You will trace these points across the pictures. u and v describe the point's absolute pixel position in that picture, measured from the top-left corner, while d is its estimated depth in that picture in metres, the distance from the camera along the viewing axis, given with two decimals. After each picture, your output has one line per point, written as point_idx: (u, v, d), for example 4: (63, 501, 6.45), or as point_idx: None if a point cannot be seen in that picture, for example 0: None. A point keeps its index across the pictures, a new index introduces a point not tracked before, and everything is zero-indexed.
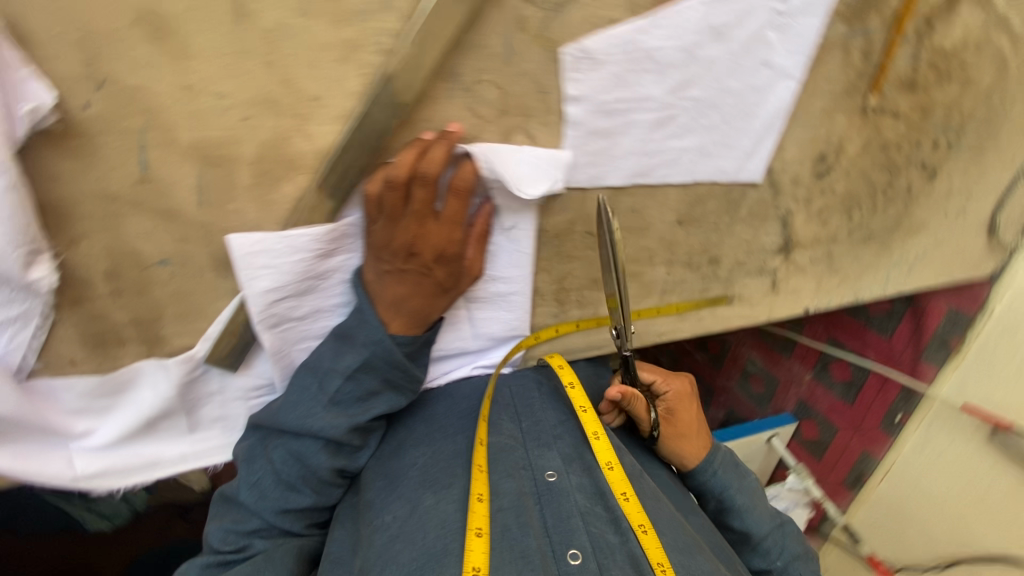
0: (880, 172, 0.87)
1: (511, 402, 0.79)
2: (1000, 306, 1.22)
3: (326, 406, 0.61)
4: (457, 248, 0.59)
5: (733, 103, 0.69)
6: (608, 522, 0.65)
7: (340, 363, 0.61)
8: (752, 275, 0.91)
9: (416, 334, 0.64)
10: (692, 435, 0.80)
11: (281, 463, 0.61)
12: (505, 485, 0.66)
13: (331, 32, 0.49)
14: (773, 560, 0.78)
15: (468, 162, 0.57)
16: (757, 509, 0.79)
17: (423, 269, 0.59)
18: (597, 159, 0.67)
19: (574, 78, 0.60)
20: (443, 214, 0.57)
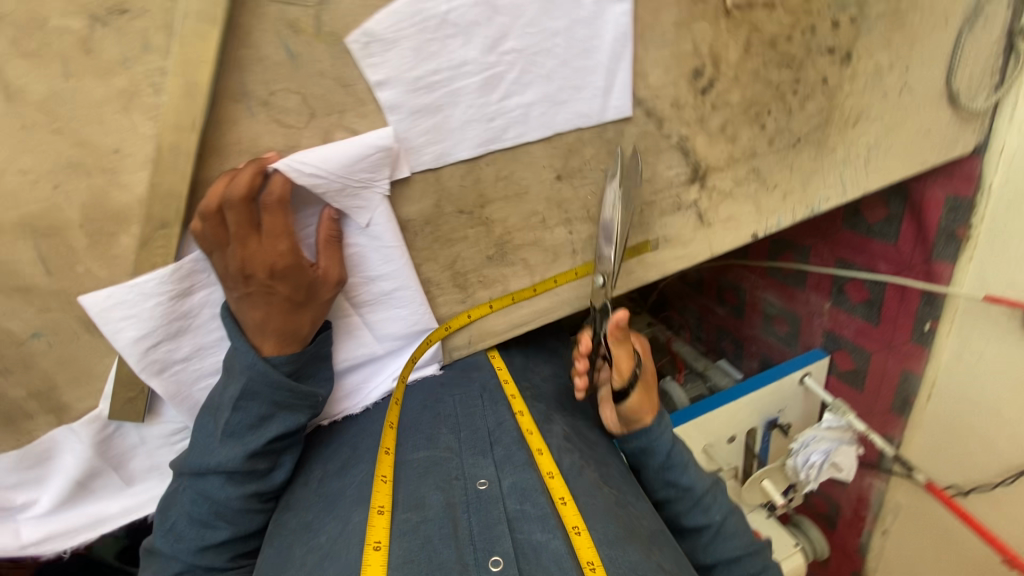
0: (780, 69, 0.80)
1: (454, 413, 0.80)
2: (997, 180, 1.08)
3: (220, 442, 0.66)
4: (289, 260, 0.61)
5: (564, 44, 0.66)
6: (538, 520, 0.65)
7: (225, 395, 0.66)
8: (671, 214, 0.85)
9: (294, 350, 0.67)
10: (653, 391, 0.84)
11: (191, 505, 0.68)
12: (432, 498, 0.67)
13: (103, 86, 0.52)
14: (715, 515, 0.81)
15: (279, 176, 0.59)
16: (697, 467, 0.83)
17: (264, 286, 0.62)
18: (434, 136, 0.65)
19: (371, 64, 0.59)
20: (265, 231, 0.60)
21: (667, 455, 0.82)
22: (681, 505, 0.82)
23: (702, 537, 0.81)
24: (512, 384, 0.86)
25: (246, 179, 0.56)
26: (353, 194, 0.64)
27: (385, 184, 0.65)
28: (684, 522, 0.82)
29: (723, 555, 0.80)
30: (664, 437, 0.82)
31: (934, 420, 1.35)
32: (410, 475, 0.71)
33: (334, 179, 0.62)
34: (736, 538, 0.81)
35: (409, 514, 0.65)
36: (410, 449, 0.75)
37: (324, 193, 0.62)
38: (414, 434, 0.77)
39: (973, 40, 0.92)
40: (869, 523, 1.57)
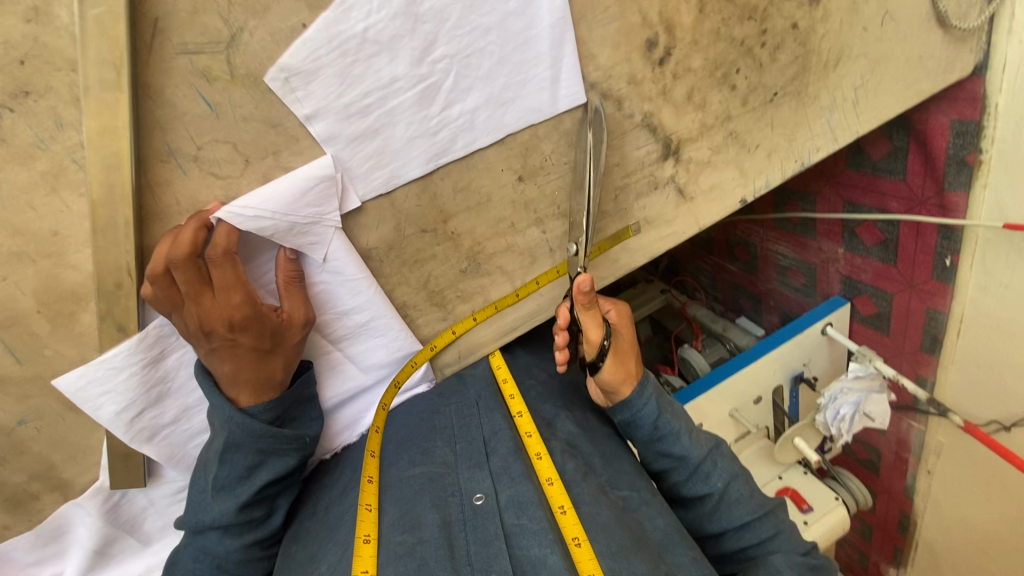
0: (742, 23, 0.74)
1: (450, 424, 0.77)
2: (1002, 97, 0.99)
3: (212, 496, 0.66)
4: (246, 312, 0.59)
5: (499, 39, 0.62)
6: (535, 534, 0.63)
7: (212, 451, 0.66)
8: (648, 194, 0.81)
9: (272, 397, 0.67)
10: (633, 361, 0.79)
11: (193, 563, 0.68)
12: (427, 517, 0.64)
13: (25, 172, 0.51)
14: (715, 481, 0.77)
15: (220, 228, 0.56)
16: (690, 432, 0.79)
17: (228, 340, 0.61)
18: (378, 161, 0.62)
19: (296, 99, 0.56)
20: (217, 286, 0.58)
21: (654, 425, 0.77)
22: (677, 473, 0.79)
23: (705, 505, 0.78)
24: (508, 385, 0.83)
25: (188, 237, 0.55)
26: (302, 230, 0.60)
27: (335, 216, 0.62)
28: (685, 491, 0.79)
29: (731, 520, 0.76)
30: (648, 407, 0.78)
31: (968, 358, 1.26)
32: (406, 492, 0.69)
33: (280, 219, 0.58)
34: (742, 502, 0.77)
35: (403, 536, 0.63)
36: (405, 466, 0.72)
37: (273, 235, 0.59)
38: (408, 450, 0.75)
39: None
40: (913, 464, 1.49)
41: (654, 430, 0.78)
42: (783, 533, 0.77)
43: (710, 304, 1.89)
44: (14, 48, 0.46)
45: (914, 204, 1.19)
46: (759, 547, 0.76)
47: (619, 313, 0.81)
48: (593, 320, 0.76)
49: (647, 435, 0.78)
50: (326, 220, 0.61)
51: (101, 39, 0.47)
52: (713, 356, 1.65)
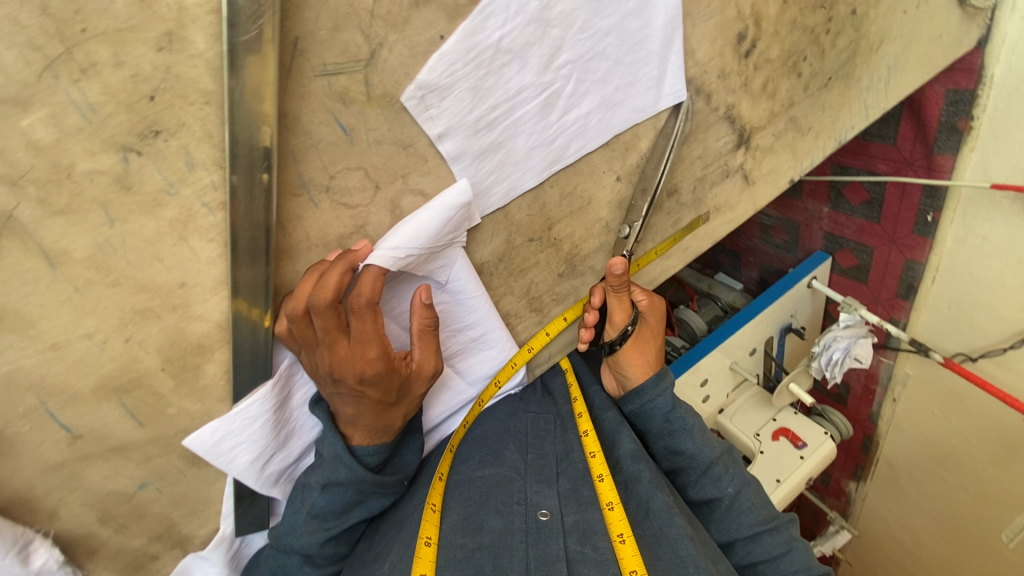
0: (815, 12, 0.75)
1: (523, 430, 0.76)
2: (999, 69, 1.08)
3: (307, 518, 0.63)
4: (378, 368, 0.55)
5: (614, 43, 0.60)
6: (597, 565, 0.61)
7: (312, 478, 0.62)
8: (719, 183, 0.83)
9: (382, 444, 0.63)
10: (650, 351, 0.80)
11: None
12: (491, 522, 0.63)
13: (154, 220, 0.44)
14: (727, 487, 0.77)
15: (369, 272, 0.52)
16: (704, 435, 0.79)
17: (354, 390, 0.56)
18: (498, 174, 0.60)
19: (430, 117, 0.52)
20: (355, 334, 0.53)
21: (665, 418, 0.78)
22: (686, 474, 0.79)
23: (715, 510, 0.78)
24: (580, 402, 0.81)
25: (335, 281, 0.50)
26: (438, 253, 0.58)
27: (461, 235, 0.60)
28: (692, 492, 0.79)
29: (736, 524, 0.77)
30: (661, 399, 0.77)
31: (940, 302, 1.37)
32: (472, 495, 0.67)
33: (425, 251, 0.56)
34: (750, 513, 0.77)
35: (463, 539, 0.62)
36: (476, 466, 0.71)
37: (409, 267, 0.57)
38: (480, 451, 0.73)
39: None
40: (880, 393, 1.59)
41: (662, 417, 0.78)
42: (793, 552, 0.76)
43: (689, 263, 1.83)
44: (144, 83, 0.40)
45: (903, 166, 1.27)
46: (769, 564, 0.76)
47: (650, 302, 0.80)
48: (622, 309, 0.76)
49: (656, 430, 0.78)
50: (455, 238, 0.59)
51: (248, 68, 0.41)
52: (708, 315, 1.54)
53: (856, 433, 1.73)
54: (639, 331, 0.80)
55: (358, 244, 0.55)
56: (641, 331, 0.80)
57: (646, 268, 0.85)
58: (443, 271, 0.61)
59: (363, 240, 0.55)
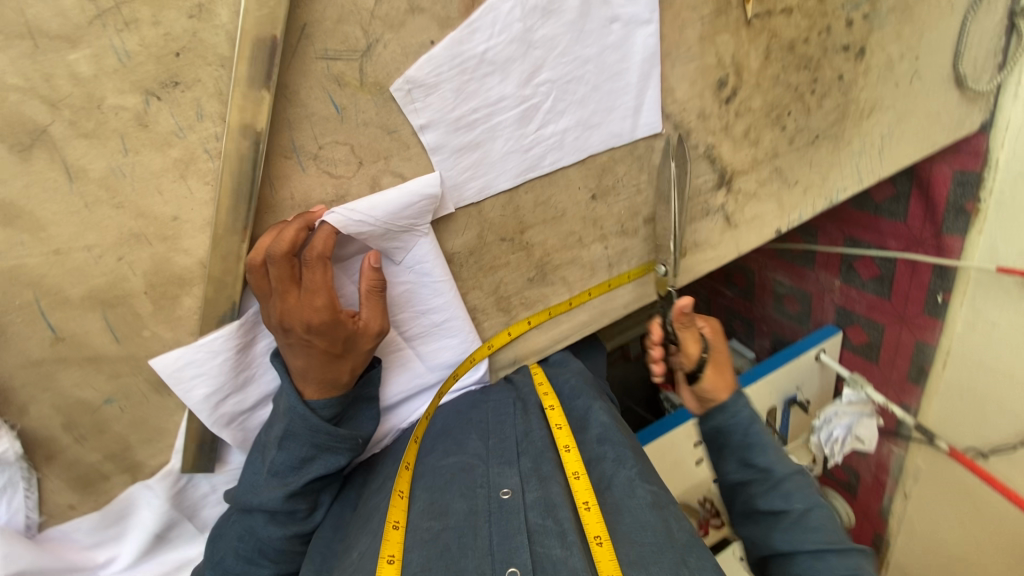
0: (799, 71, 0.81)
1: (483, 420, 0.77)
2: (1004, 154, 1.09)
3: (267, 477, 0.67)
4: (326, 317, 0.60)
5: (593, 70, 0.67)
6: (557, 535, 0.61)
7: (271, 434, 0.67)
8: (699, 220, 0.87)
9: (333, 398, 0.67)
10: (729, 373, 0.78)
11: (237, 541, 0.69)
12: (456, 505, 0.65)
13: (161, 157, 0.52)
14: (795, 502, 0.70)
15: (324, 230, 0.58)
16: (776, 449, 0.74)
17: (304, 339, 0.61)
18: (474, 172, 0.66)
19: (414, 109, 0.60)
20: (306, 285, 0.59)
21: (745, 433, 0.74)
22: (751, 488, 0.73)
23: (782, 526, 0.70)
24: (548, 393, 0.80)
25: (291, 235, 0.56)
26: (399, 232, 0.64)
27: (426, 223, 0.65)
28: (754, 507, 0.72)
29: (801, 542, 0.68)
30: (744, 413, 0.74)
31: (952, 388, 1.31)
32: (436, 482, 0.69)
33: (378, 226, 0.62)
34: (818, 531, 0.68)
35: (431, 522, 0.63)
36: (440, 455, 0.73)
37: (367, 239, 0.62)
38: (444, 441, 0.75)
39: (977, 29, 0.96)
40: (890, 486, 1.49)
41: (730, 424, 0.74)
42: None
43: None
44: (172, 41, 0.49)
45: (913, 243, 1.27)
46: None
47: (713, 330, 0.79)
48: (689, 337, 0.77)
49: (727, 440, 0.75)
50: (419, 224, 0.65)
51: (259, 41, 0.50)
52: None
53: (862, 526, 1.61)
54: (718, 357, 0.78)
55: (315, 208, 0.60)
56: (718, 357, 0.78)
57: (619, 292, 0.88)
58: (403, 250, 0.66)
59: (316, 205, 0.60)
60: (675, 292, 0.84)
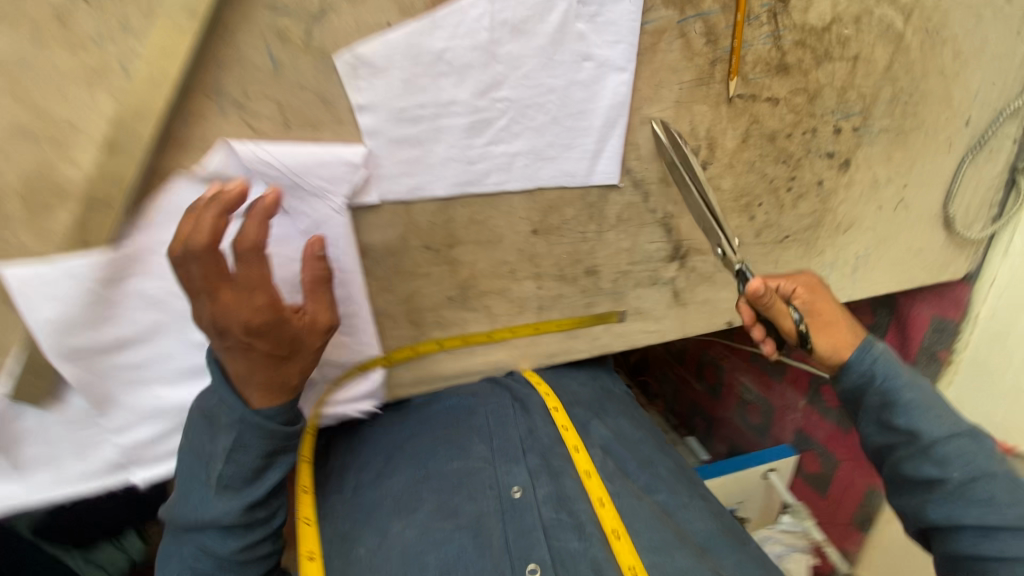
0: (776, 164, 0.79)
1: (483, 423, 0.78)
2: (985, 310, 1.04)
3: (216, 492, 0.61)
4: (267, 316, 0.56)
5: (556, 103, 0.65)
6: (573, 529, 0.68)
7: (216, 446, 0.61)
8: (644, 287, 0.83)
9: (284, 403, 0.63)
10: (840, 330, 0.75)
11: (189, 560, 0.62)
12: (463, 508, 0.69)
13: (71, 59, 0.50)
14: (953, 472, 0.68)
15: (251, 219, 0.54)
16: (929, 411, 0.71)
17: (243, 343, 0.57)
18: (409, 169, 0.63)
19: (356, 87, 0.57)
20: (239, 278, 0.55)
21: (882, 392, 0.72)
22: (899, 452, 0.72)
23: (935, 497, 0.69)
24: (551, 398, 0.82)
25: (209, 225, 0.52)
26: (309, 198, 0.60)
27: (342, 202, 0.61)
28: (904, 469, 0.72)
29: (960, 517, 0.67)
30: (895, 374, 0.73)
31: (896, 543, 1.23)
32: (443, 485, 0.72)
33: (285, 173, 0.58)
34: (992, 506, 0.66)
35: (444, 524, 0.67)
36: (440, 461, 0.74)
37: (271, 183, 0.59)
38: (446, 445, 0.76)
39: (971, 176, 0.94)
40: None
41: (887, 390, 0.72)
42: None
43: (664, 413, 1.74)
44: None
45: None
46: None
47: (806, 288, 0.77)
48: (784, 311, 0.70)
49: (878, 399, 0.73)
50: (334, 200, 0.61)
51: None
52: None
53: None
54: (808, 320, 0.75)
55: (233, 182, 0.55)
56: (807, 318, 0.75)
57: (545, 338, 0.83)
58: (308, 221, 0.62)
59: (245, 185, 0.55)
60: (745, 267, 0.69)
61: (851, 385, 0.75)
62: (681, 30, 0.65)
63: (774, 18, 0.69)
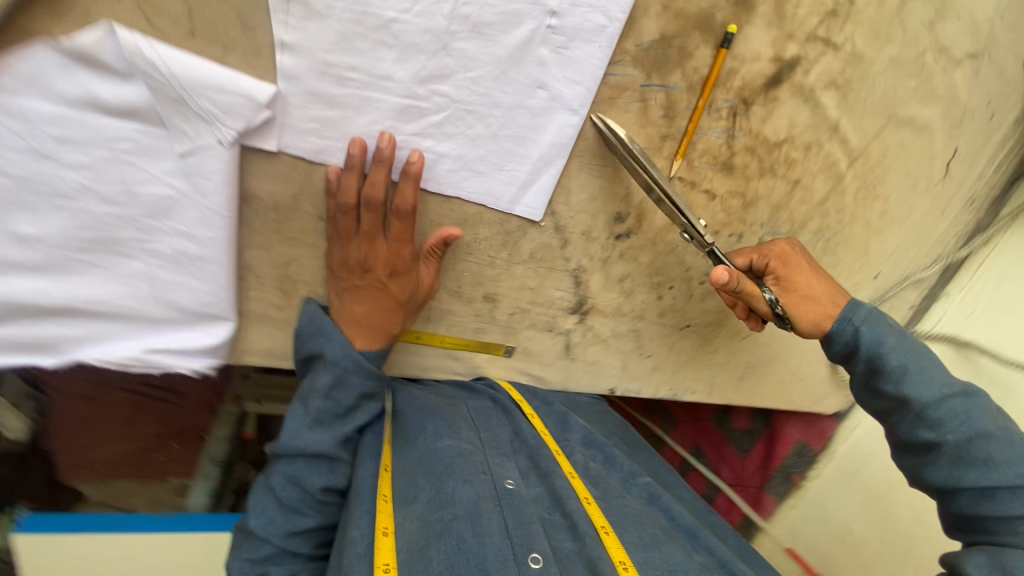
0: (697, 256, 0.81)
1: (469, 416, 0.71)
2: (841, 448, 1.17)
3: (311, 425, 0.63)
4: (406, 262, 0.64)
5: (499, 120, 0.62)
6: (567, 529, 0.54)
7: (316, 382, 0.64)
8: (539, 329, 0.81)
9: (381, 345, 0.68)
10: (815, 300, 0.69)
11: (280, 489, 0.61)
12: (461, 492, 0.55)
13: None
14: (948, 433, 0.64)
15: (408, 182, 0.60)
16: (922, 374, 0.65)
17: (378, 281, 0.65)
18: (321, 128, 0.57)
19: (284, 21, 0.51)
20: (390, 233, 0.63)
21: (873, 362, 0.67)
22: (899, 417, 0.67)
23: (940, 460, 0.64)
24: (526, 403, 0.78)
25: (381, 178, 0.59)
26: (194, 120, 0.52)
27: (232, 138, 0.54)
28: (906, 435, 0.67)
29: (963, 479, 0.62)
30: (881, 337, 0.66)
31: None
32: (435, 467, 0.58)
33: (171, 83, 0.50)
34: (993, 467, 0.61)
35: (440, 513, 0.52)
36: (434, 439, 0.63)
37: (151, 87, 0.50)
38: (436, 424, 0.65)
39: None
40: None
41: (873, 349, 0.66)
42: None
43: None
44: None
45: (741, 483, 1.26)
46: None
47: (778, 259, 0.70)
48: (756, 293, 0.66)
49: (866, 366, 0.67)
50: (223, 133, 0.54)
51: None
52: None
53: None
54: (778, 290, 0.69)
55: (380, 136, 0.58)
56: (777, 288, 0.69)
57: (424, 350, 0.78)
58: (186, 145, 0.54)
59: (384, 132, 0.59)
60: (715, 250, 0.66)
61: (845, 350, 0.69)
62: (643, 94, 0.65)
63: (734, 116, 0.69)
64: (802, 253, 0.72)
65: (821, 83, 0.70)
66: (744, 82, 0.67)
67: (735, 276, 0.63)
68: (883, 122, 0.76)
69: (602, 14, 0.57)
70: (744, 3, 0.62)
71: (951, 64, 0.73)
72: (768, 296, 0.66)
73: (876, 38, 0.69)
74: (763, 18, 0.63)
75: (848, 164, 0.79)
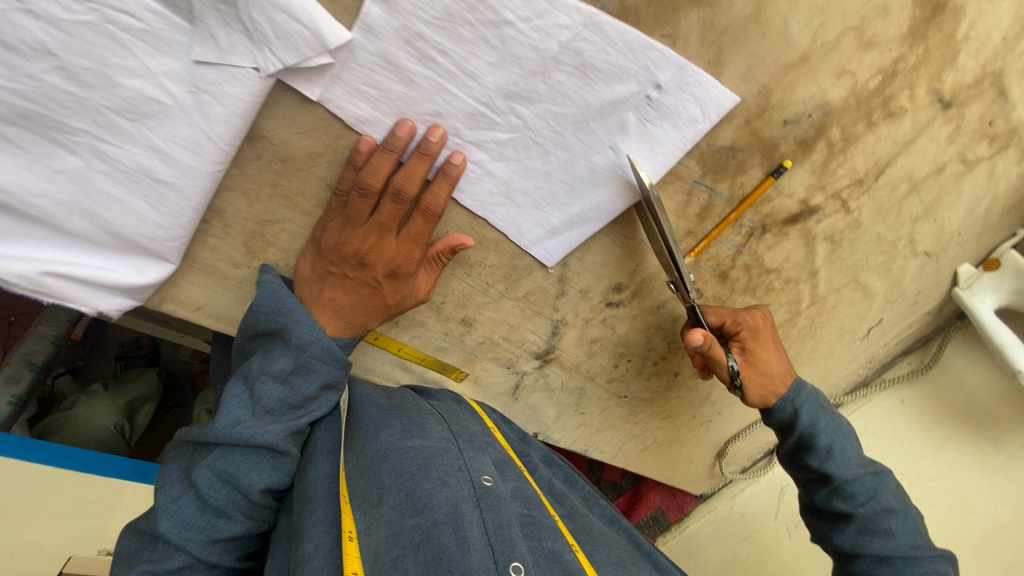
0: (663, 340, 0.82)
1: (439, 412, 0.67)
2: (693, 525, 1.26)
3: (256, 412, 0.55)
4: (410, 268, 0.57)
5: (560, 162, 0.57)
6: (549, 529, 0.51)
7: (273, 366, 0.55)
8: (498, 364, 0.78)
9: (353, 337, 0.61)
10: (767, 379, 0.71)
11: (206, 489, 0.52)
12: (439, 495, 0.49)
13: None
14: (859, 506, 0.68)
15: (445, 185, 0.53)
16: (845, 454, 0.69)
17: (373, 279, 0.57)
18: (376, 98, 0.49)
19: None
20: (404, 231, 0.55)
21: (801, 436, 0.71)
22: (818, 487, 0.71)
23: (848, 528, 0.69)
24: (485, 414, 0.74)
25: (419, 173, 0.51)
26: (233, 31, 0.41)
27: (272, 70, 0.43)
28: (822, 503, 0.71)
29: (867, 547, 0.66)
30: (809, 414, 0.71)
31: None
32: (404, 466, 0.53)
33: None
34: (892, 538, 0.66)
35: (416, 519, 0.48)
36: (400, 435, 0.57)
37: None
38: (402, 420, 0.60)
39: (754, 433, 1.13)
40: None
41: (808, 427, 0.70)
42: (925, 540, 0.67)
43: None
44: None
45: None
46: None
47: (751, 332, 0.70)
48: (721, 359, 0.68)
49: (796, 441, 0.72)
50: (265, 61, 0.43)
51: None
52: None
53: None
54: (742, 361, 0.70)
55: (432, 127, 0.51)
56: (741, 357, 0.70)
57: (376, 351, 0.73)
58: (210, 55, 0.42)
59: (438, 124, 0.51)
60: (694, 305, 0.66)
61: (782, 423, 0.73)
62: (690, 189, 0.65)
63: (749, 235, 0.73)
64: (772, 328, 0.72)
65: (823, 234, 0.76)
66: (771, 212, 0.71)
67: (708, 340, 0.65)
68: (846, 282, 0.86)
69: (700, 108, 0.55)
70: (806, 146, 0.65)
71: (910, 255, 0.85)
72: (731, 365, 0.68)
73: (876, 214, 0.77)
74: (812, 164, 0.67)
75: (809, 304, 0.87)
